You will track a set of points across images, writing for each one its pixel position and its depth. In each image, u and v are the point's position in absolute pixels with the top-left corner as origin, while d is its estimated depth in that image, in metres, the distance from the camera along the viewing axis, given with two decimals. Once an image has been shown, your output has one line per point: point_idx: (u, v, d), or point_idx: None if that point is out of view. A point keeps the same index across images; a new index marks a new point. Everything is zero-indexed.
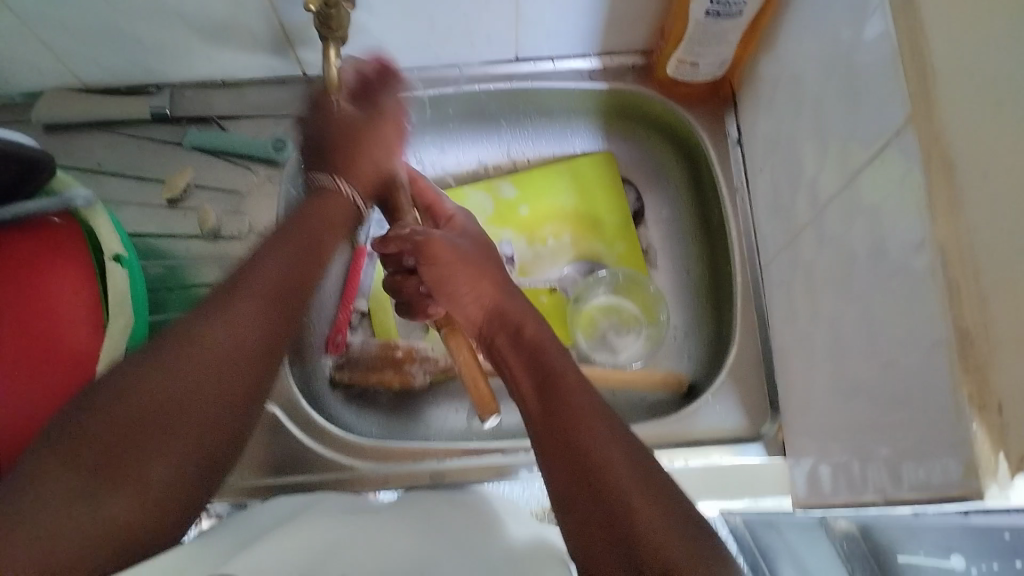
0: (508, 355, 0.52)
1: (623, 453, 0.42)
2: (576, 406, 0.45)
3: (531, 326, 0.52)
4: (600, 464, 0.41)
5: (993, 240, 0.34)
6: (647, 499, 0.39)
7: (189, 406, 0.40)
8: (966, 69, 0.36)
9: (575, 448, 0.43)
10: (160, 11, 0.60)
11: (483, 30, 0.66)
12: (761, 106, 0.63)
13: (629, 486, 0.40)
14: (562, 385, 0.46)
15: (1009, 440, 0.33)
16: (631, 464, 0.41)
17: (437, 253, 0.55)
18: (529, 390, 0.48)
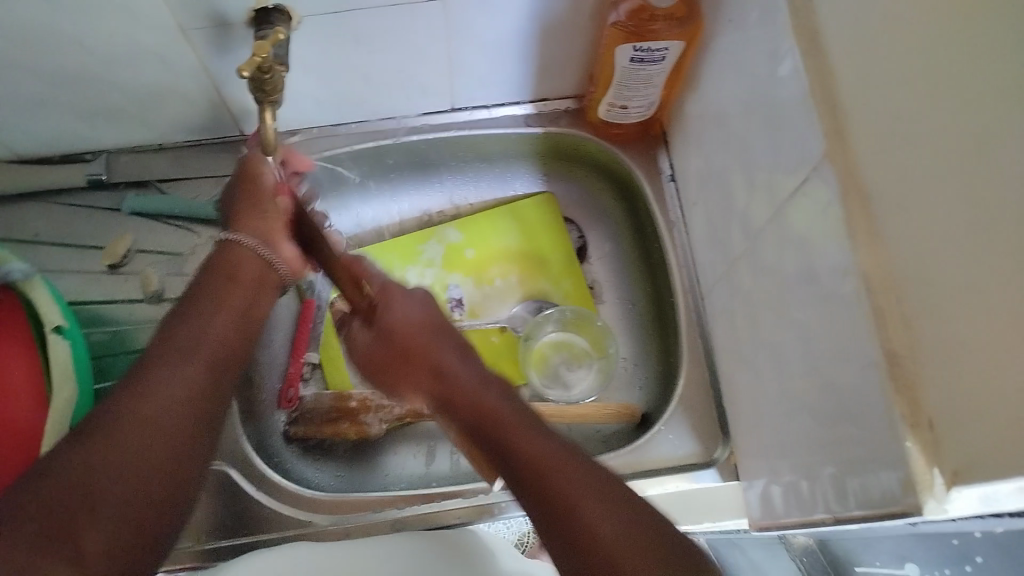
0: (461, 409, 0.50)
1: (620, 499, 0.41)
2: (554, 460, 0.43)
3: (493, 385, 0.50)
4: (559, 479, 0.42)
5: (914, 268, 0.36)
6: (602, 504, 0.41)
7: (131, 472, 0.38)
8: (874, 108, 0.39)
9: (544, 475, 0.42)
10: (93, 80, 0.60)
11: (418, 83, 0.67)
12: (690, 142, 0.65)
13: (614, 534, 0.39)
14: (541, 463, 0.43)
15: (943, 455, 0.35)
16: (586, 475, 0.42)
17: (392, 333, 0.54)
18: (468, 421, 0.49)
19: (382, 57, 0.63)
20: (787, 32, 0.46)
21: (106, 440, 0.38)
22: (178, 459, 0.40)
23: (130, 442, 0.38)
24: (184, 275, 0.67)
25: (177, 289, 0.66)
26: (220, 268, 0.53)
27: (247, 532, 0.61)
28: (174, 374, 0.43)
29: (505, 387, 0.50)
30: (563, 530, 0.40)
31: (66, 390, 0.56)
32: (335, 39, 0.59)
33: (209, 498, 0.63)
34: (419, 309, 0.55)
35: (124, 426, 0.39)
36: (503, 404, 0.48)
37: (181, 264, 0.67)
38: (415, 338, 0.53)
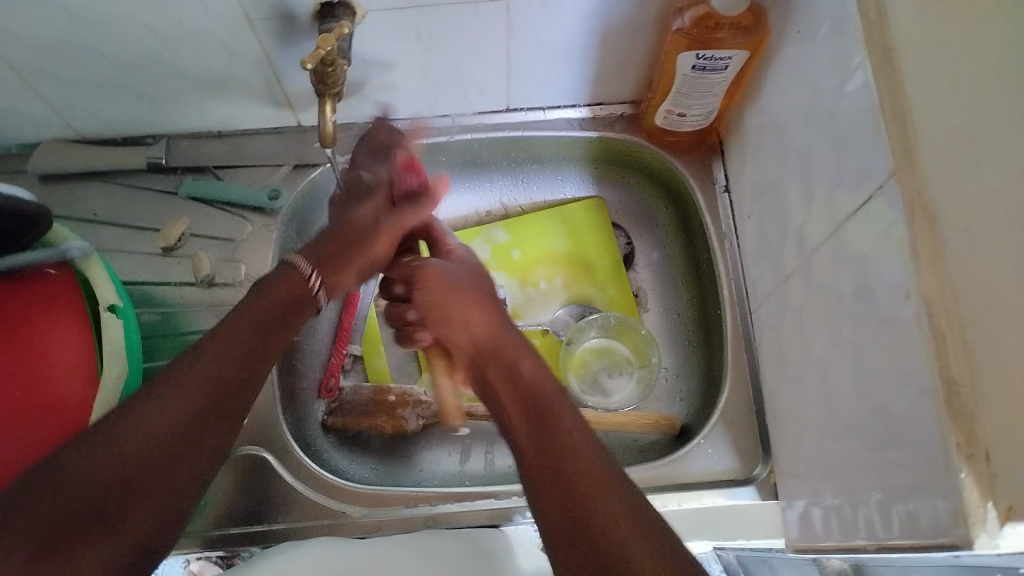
0: (504, 394, 0.52)
1: (604, 474, 0.44)
2: (569, 427, 0.47)
3: (528, 365, 0.52)
4: (589, 494, 0.43)
5: (979, 296, 0.35)
6: (635, 533, 0.41)
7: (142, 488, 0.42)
8: (944, 129, 0.38)
9: (565, 481, 0.44)
10: (159, 65, 0.61)
11: (475, 82, 0.67)
12: (747, 153, 0.64)
13: (618, 508, 0.42)
14: (556, 423, 0.47)
15: (998, 490, 0.34)
16: (624, 503, 0.42)
17: (428, 285, 0.59)
18: (517, 418, 0.49)
19: (441, 53, 0.63)
20: (858, 46, 0.45)
21: (122, 451, 0.41)
22: (162, 484, 0.43)
23: (141, 456, 0.42)
24: (235, 261, 0.68)
25: (228, 274, 0.67)
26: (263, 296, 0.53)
27: (282, 518, 0.62)
28: (181, 394, 0.45)
29: (559, 385, 0.51)
30: (548, 489, 0.44)
31: (116, 367, 0.57)
32: (397, 33, 0.60)
33: (246, 483, 0.64)
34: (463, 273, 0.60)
35: (142, 429, 0.42)
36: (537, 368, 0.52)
37: (233, 249, 0.68)
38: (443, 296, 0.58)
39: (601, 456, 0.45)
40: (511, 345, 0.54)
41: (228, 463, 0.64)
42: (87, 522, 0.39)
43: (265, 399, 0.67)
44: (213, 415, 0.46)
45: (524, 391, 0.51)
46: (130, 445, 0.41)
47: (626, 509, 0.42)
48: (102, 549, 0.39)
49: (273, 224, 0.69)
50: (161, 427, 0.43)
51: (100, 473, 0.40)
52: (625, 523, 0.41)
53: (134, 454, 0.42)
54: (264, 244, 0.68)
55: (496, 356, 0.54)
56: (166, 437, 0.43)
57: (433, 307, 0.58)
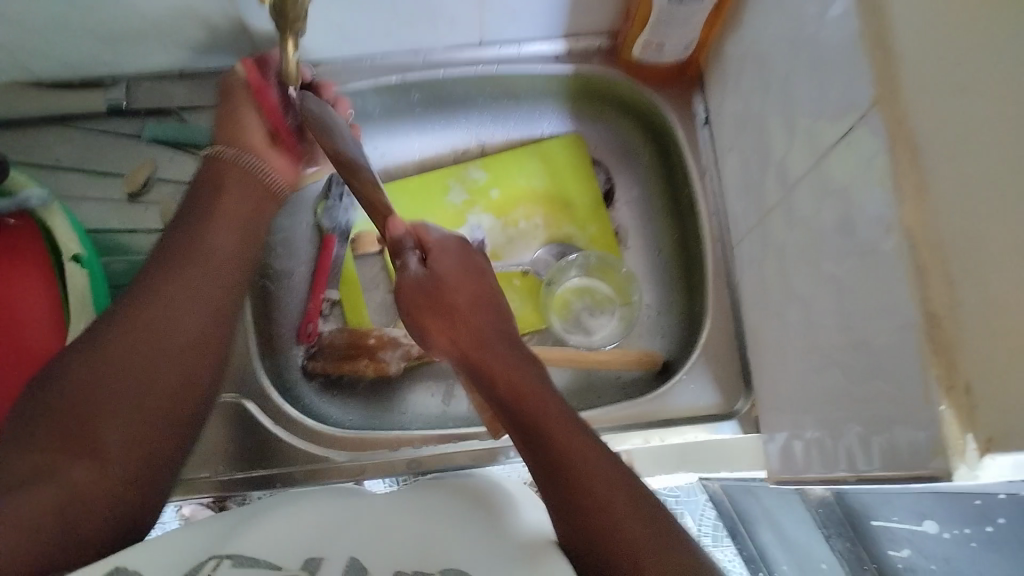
0: (477, 386, 0.49)
1: (591, 462, 0.42)
2: (552, 420, 0.44)
3: (500, 359, 0.48)
4: (580, 476, 0.41)
5: (961, 227, 0.34)
6: (622, 499, 0.40)
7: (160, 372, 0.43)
8: (931, 53, 0.36)
9: (561, 479, 0.41)
10: (112, 3, 0.58)
11: (446, 15, 0.65)
12: (728, 85, 0.63)
13: (617, 503, 0.40)
14: (536, 412, 0.44)
15: (978, 421, 0.33)
16: (608, 462, 0.42)
17: (405, 296, 0.53)
18: (498, 413, 0.46)
19: None
20: None
21: (122, 347, 0.42)
22: (167, 367, 0.43)
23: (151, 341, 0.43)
24: None
25: None
26: (218, 195, 0.53)
27: (268, 464, 0.62)
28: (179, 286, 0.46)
29: (532, 365, 0.48)
30: (539, 487, 0.42)
31: (83, 320, 0.55)
32: None
33: (231, 431, 0.63)
34: (449, 279, 0.52)
35: (135, 325, 0.43)
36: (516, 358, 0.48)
37: None
38: (426, 303, 0.52)
39: (584, 434, 0.44)
40: (500, 358, 0.48)
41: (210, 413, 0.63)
42: (87, 421, 0.39)
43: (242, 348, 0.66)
44: (208, 299, 0.47)
45: (501, 388, 0.47)
46: (116, 346, 0.42)
47: (629, 504, 0.40)
48: (124, 436, 0.40)
49: None
50: (152, 322, 0.44)
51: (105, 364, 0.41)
52: (618, 502, 0.40)
53: (130, 345, 0.42)
54: None
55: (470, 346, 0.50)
56: (165, 322, 0.44)
57: (420, 325, 0.52)
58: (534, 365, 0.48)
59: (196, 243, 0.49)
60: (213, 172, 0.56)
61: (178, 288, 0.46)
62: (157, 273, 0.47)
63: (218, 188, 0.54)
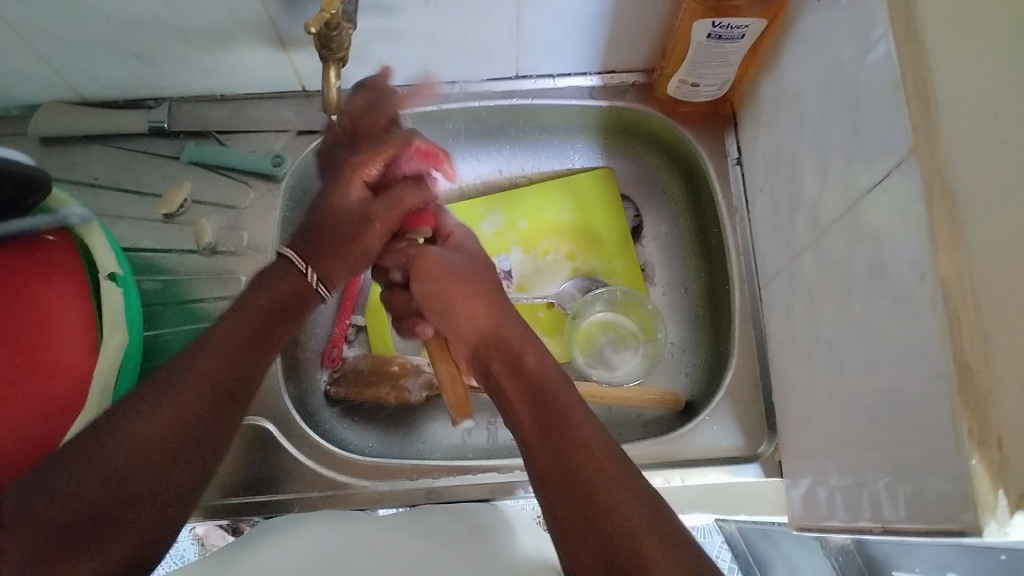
0: (504, 382, 0.51)
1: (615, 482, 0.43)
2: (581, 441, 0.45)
3: (531, 356, 0.52)
4: (603, 492, 0.43)
5: (998, 279, 0.34)
6: (654, 539, 0.41)
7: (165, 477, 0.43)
8: (971, 102, 0.36)
9: (581, 482, 0.43)
10: (160, 26, 0.60)
11: (484, 47, 0.66)
12: (761, 125, 0.63)
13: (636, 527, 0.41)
14: (564, 415, 0.47)
15: (1010, 477, 0.33)
16: (638, 506, 0.42)
17: (425, 271, 0.57)
18: (523, 407, 0.49)
19: (449, 18, 0.61)
20: (881, 18, 0.43)
21: (130, 442, 0.42)
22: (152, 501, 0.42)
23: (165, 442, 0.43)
24: (238, 229, 0.67)
25: (230, 242, 0.66)
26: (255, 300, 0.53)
27: (284, 488, 0.62)
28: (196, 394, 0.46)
29: (562, 377, 0.50)
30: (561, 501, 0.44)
31: (116, 336, 0.57)
32: None
33: (249, 454, 0.63)
34: (458, 263, 0.58)
35: (140, 436, 0.42)
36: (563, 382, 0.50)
37: (235, 218, 0.67)
38: (447, 282, 0.56)
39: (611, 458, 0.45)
40: (518, 334, 0.53)
41: (230, 435, 0.64)
42: (64, 550, 0.38)
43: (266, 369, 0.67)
44: (212, 419, 0.46)
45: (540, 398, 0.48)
46: (113, 461, 0.41)
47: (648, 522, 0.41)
48: (91, 571, 0.39)
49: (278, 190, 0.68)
50: (150, 444, 0.43)
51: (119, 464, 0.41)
52: (649, 542, 0.40)
53: (122, 465, 0.41)
54: (268, 211, 0.67)
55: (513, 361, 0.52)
56: (167, 447, 0.43)
57: (432, 300, 0.57)
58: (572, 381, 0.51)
59: (210, 352, 0.48)
60: (279, 284, 0.55)
61: (186, 400, 0.45)
62: (172, 378, 0.45)
63: (274, 290, 0.54)
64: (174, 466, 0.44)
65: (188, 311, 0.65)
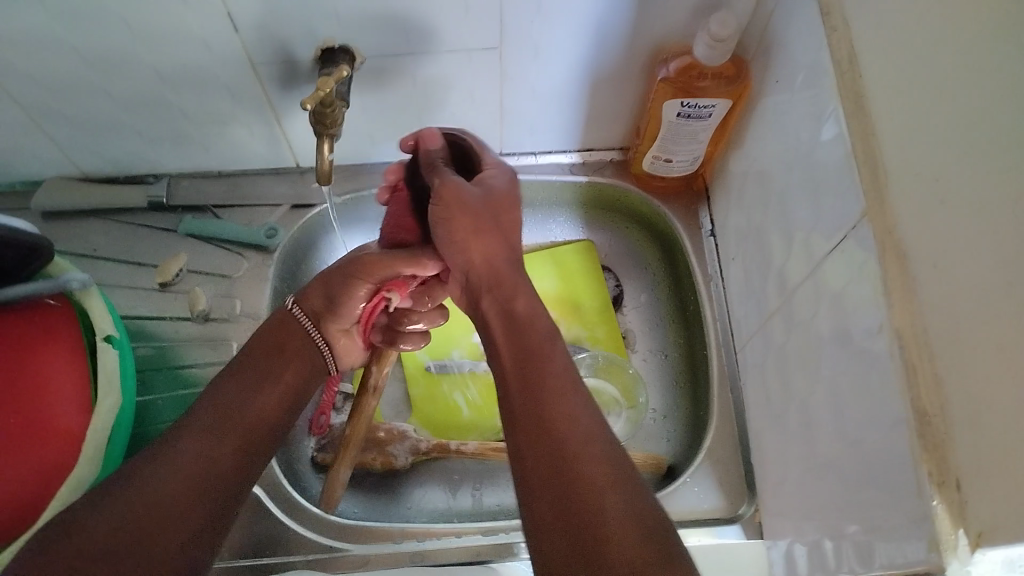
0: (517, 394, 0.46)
1: (601, 480, 0.40)
2: (570, 425, 0.43)
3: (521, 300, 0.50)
4: (595, 512, 0.39)
5: (949, 330, 0.36)
6: (633, 536, 0.38)
7: (198, 484, 0.46)
8: (914, 172, 0.40)
9: (581, 502, 0.39)
10: (164, 107, 0.63)
11: (470, 127, 0.69)
12: (731, 198, 0.67)
13: (618, 518, 0.38)
14: (557, 432, 0.42)
15: (968, 517, 0.35)
16: (640, 517, 0.39)
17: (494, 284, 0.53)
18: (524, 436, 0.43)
19: (437, 100, 0.65)
20: (832, 98, 0.47)
21: (186, 452, 0.47)
22: (213, 483, 0.47)
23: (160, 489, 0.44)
24: (230, 297, 0.69)
25: (222, 309, 0.68)
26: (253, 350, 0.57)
27: (272, 552, 0.63)
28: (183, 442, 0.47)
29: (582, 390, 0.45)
30: (541, 466, 0.42)
31: (110, 396, 0.57)
32: (393, 81, 0.62)
33: (238, 518, 0.64)
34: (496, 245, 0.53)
35: (186, 445, 0.47)
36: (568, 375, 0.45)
37: (228, 285, 0.70)
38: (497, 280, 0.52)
39: (604, 443, 0.42)
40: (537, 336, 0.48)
41: None
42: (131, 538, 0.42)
43: None
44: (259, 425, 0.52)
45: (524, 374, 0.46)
46: (172, 465, 0.46)
47: (631, 522, 0.38)
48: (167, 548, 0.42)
49: (269, 261, 0.70)
50: (199, 448, 0.48)
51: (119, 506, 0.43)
52: (634, 533, 0.38)
53: (174, 470, 0.46)
54: (261, 280, 0.69)
55: (522, 364, 0.46)
56: (213, 443, 0.48)
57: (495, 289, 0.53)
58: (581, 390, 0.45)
59: (227, 389, 0.52)
60: (275, 331, 0.59)
61: (217, 412, 0.50)
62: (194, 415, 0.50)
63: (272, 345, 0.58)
64: (216, 468, 0.47)
65: (178, 376, 0.66)
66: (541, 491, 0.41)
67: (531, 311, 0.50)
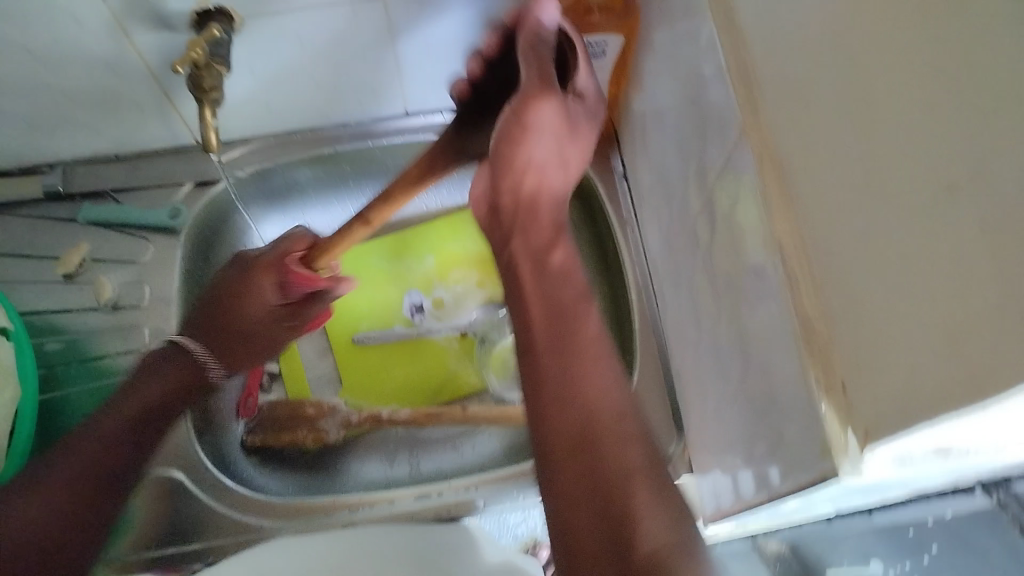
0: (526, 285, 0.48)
1: (621, 434, 0.42)
2: (606, 404, 0.42)
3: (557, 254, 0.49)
4: (620, 478, 0.40)
5: (826, 230, 0.36)
6: (648, 493, 0.40)
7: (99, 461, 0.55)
8: (785, 78, 0.39)
9: (596, 456, 0.41)
10: (42, 90, 0.61)
11: (369, 87, 0.68)
12: (637, 137, 0.66)
13: (637, 465, 0.41)
14: (598, 427, 0.41)
15: (856, 416, 0.35)
16: (648, 472, 0.41)
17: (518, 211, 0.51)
18: (533, 325, 0.46)
19: (327, 60, 0.63)
20: (706, 17, 0.46)
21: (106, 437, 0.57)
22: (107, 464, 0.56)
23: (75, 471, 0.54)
24: (140, 282, 0.68)
25: (132, 296, 0.67)
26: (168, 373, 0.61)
27: (199, 537, 0.62)
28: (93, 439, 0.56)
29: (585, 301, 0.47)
30: (567, 441, 0.42)
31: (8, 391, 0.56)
32: (279, 44, 0.60)
33: (161, 506, 0.63)
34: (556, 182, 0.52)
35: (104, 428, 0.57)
36: (607, 379, 0.43)
37: (136, 272, 0.68)
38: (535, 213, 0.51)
39: (635, 421, 0.43)
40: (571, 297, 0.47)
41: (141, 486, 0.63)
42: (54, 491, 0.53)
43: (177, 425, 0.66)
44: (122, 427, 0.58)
45: (554, 340, 0.45)
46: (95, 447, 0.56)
47: (647, 470, 0.41)
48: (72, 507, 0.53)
49: (176, 243, 0.68)
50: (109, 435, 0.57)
51: (66, 482, 0.53)
52: (641, 491, 0.40)
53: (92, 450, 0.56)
54: (169, 263, 0.68)
55: (524, 351, 0.46)
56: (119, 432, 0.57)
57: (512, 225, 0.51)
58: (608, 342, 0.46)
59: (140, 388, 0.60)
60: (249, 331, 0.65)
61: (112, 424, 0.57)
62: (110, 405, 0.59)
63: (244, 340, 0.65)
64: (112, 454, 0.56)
65: (91, 368, 0.65)
66: (549, 443, 0.42)
67: (566, 264, 0.49)
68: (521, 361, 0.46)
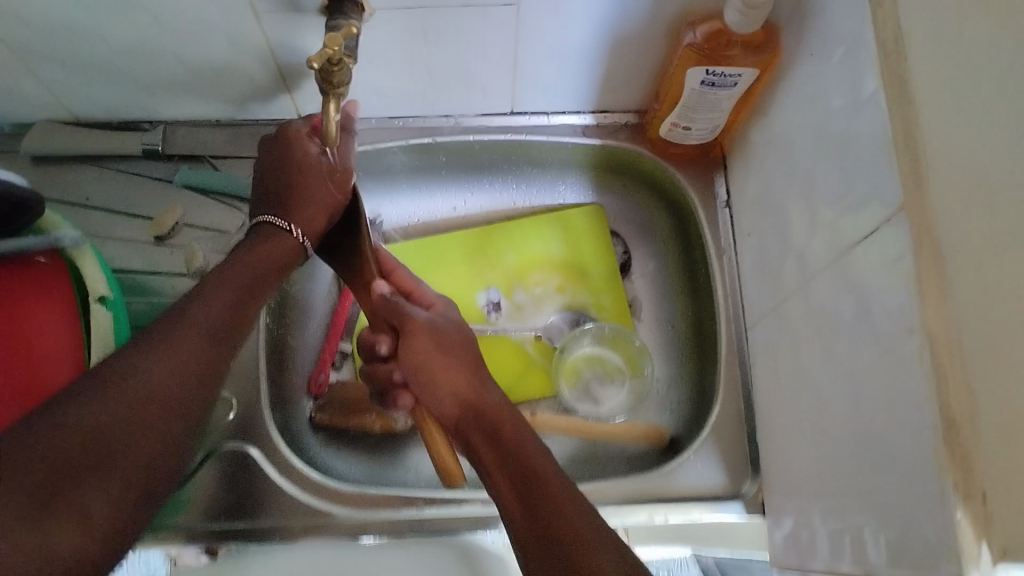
0: (480, 447, 0.53)
1: (587, 534, 0.44)
2: (564, 507, 0.46)
3: (508, 425, 0.53)
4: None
5: (982, 331, 0.35)
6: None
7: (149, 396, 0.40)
8: (956, 164, 0.37)
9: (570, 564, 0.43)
10: (160, 52, 0.60)
11: (483, 84, 0.66)
12: (750, 167, 0.64)
13: (608, 572, 0.42)
14: (568, 538, 0.44)
15: (994, 531, 0.33)
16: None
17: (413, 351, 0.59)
18: (506, 481, 0.49)
19: (448, 55, 0.62)
20: (871, 79, 0.44)
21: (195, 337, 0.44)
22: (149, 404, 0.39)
23: (192, 353, 0.43)
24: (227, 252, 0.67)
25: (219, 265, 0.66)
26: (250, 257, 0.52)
27: (262, 516, 0.62)
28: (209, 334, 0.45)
29: (539, 448, 0.51)
30: (537, 533, 0.46)
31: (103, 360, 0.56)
32: (402, 35, 0.59)
33: (229, 479, 0.63)
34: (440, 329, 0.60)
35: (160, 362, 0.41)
36: (568, 494, 0.47)
37: (225, 241, 0.67)
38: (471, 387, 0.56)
39: (611, 547, 0.44)
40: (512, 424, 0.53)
41: (213, 459, 0.64)
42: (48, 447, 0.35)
43: (252, 395, 0.66)
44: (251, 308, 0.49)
45: (525, 486, 0.48)
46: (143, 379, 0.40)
47: (618, 570, 0.42)
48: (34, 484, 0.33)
49: None
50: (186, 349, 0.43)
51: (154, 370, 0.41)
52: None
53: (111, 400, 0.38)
54: None
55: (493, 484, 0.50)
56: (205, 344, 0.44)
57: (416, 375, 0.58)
58: (567, 482, 0.48)
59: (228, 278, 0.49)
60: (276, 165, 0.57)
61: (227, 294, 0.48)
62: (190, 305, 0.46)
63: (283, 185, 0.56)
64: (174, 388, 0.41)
65: None
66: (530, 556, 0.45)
67: (512, 424, 0.53)
68: (492, 489, 0.51)
